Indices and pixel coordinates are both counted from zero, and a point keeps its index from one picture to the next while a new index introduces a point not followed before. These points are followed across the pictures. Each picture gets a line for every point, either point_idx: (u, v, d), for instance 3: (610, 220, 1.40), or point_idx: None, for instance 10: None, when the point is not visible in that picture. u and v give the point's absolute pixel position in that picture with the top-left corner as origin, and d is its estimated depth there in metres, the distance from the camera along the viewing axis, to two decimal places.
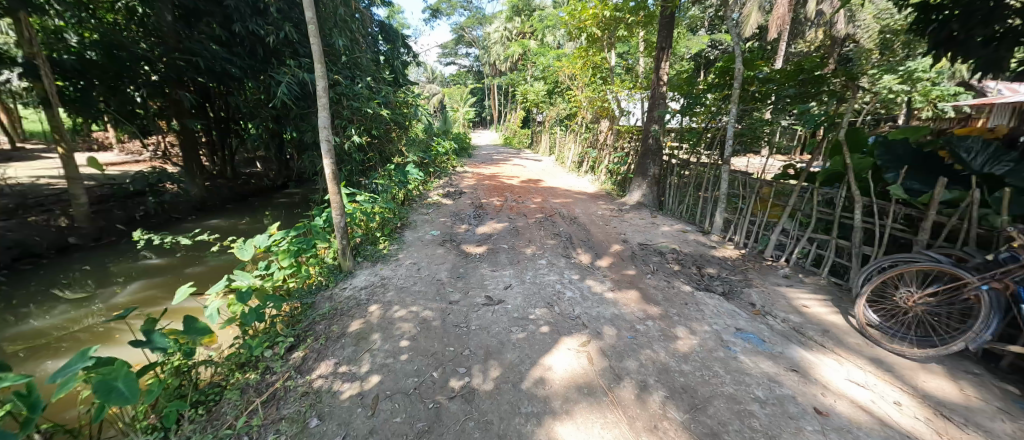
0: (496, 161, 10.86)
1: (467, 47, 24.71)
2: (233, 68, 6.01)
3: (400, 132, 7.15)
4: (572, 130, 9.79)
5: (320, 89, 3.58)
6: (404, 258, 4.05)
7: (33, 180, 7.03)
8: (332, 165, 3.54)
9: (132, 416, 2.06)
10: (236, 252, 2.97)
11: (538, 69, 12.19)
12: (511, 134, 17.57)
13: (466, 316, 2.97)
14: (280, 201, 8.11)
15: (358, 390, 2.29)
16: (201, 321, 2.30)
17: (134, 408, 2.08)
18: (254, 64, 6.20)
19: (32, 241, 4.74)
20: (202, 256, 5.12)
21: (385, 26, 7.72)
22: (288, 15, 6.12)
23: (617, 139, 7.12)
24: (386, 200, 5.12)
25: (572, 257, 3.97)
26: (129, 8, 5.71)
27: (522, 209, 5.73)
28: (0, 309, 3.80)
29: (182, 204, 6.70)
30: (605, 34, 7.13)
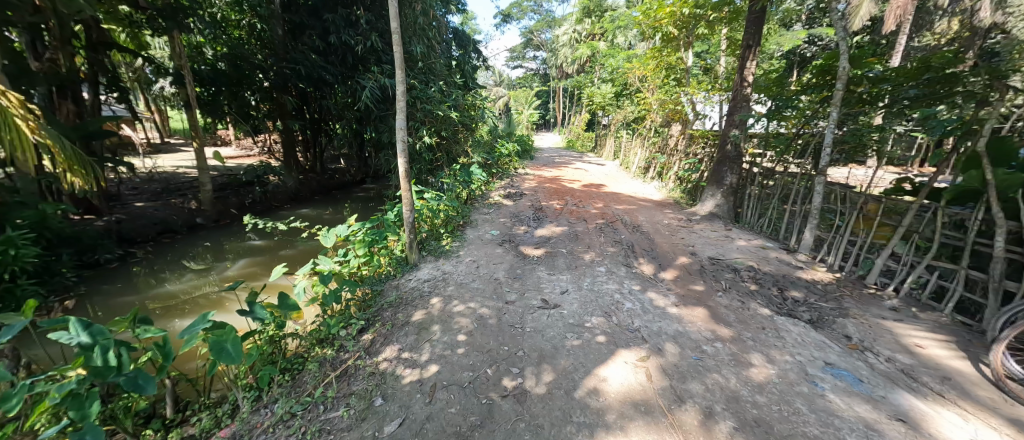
0: (558, 164, 10.72)
1: (534, 50, 24.92)
2: (328, 74, 6.62)
3: (468, 133, 7.31)
4: (640, 134, 9.38)
5: (400, 92, 3.73)
6: (465, 255, 4.10)
7: (174, 169, 8.36)
8: (406, 164, 3.67)
9: (236, 373, 2.31)
10: (320, 239, 3.21)
11: (607, 71, 11.90)
12: (574, 137, 17.32)
13: (521, 317, 2.92)
14: (357, 195, 8.59)
15: (418, 377, 2.34)
16: (293, 298, 2.48)
17: (236, 368, 2.32)
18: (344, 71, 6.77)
19: (173, 219, 5.59)
20: (292, 241, 5.62)
21: (459, 32, 8.24)
22: (375, 26, 6.64)
23: (689, 144, 6.69)
24: (450, 198, 5.24)
25: (634, 267, 3.75)
26: (250, 25, 6.68)
27: (583, 213, 5.58)
28: (146, 272, 4.60)
29: (280, 194, 7.38)
30: (682, 33, 6.76)
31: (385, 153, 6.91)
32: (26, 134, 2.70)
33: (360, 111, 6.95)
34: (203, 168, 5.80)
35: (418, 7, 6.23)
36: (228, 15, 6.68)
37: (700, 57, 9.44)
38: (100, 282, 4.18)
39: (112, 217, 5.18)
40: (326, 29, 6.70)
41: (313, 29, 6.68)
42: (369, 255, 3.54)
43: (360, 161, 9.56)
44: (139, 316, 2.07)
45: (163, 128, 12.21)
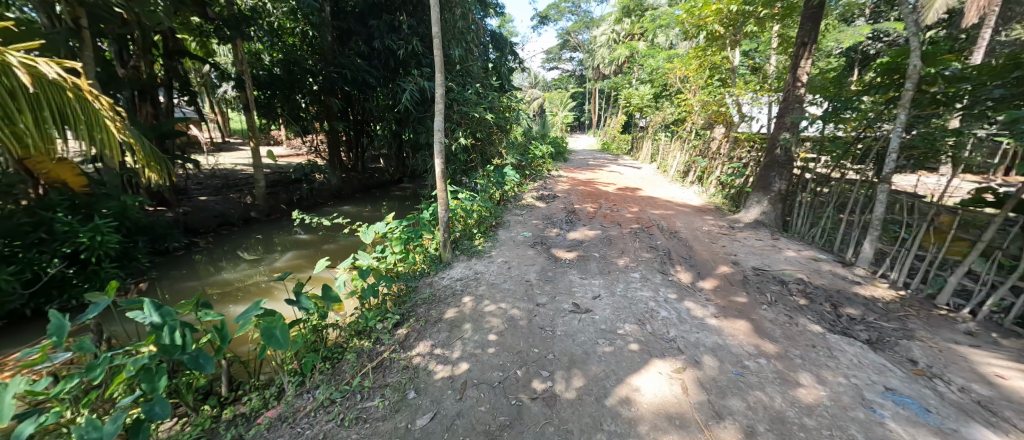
0: (593, 166, 10.54)
1: (570, 51, 24.72)
2: (371, 78, 6.90)
3: (502, 135, 7.36)
4: (679, 137, 9.04)
5: (438, 94, 3.80)
6: (496, 255, 4.12)
7: (231, 166, 9.00)
8: (442, 164, 3.74)
9: (283, 358, 2.44)
10: (361, 235, 3.34)
11: (646, 72, 11.57)
12: (609, 139, 16.98)
13: (552, 320, 2.89)
14: (394, 194, 8.85)
15: (449, 373, 2.37)
16: (335, 290, 2.59)
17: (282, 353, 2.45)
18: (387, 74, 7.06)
19: (231, 213, 6.02)
20: (334, 236, 5.88)
21: (497, 35, 8.33)
22: (417, 30, 6.83)
23: (734, 148, 6.37)
24: (483, 199, 5.29)
25: (671, 274, 3.61)
26: (303, 32, 7.09)
27: (617, 217, 5.44)
28: (206, 261, 4.98)
29: (325, 191, 7.75)
30: (730, 31, 6.45)
31: (422, 154, 7.08)
32: (114, 134, 2.98)
33: (399, 113, 7.17)
34: (257, 166, 6.20)
35: (457, 11, 6.38)
36: (283, 23, 7.12)
37: (747, 56, 8.97)
38: (168, 268, 4.58)
39: (180, 208, 5.64)
40: (370, 34, 6.99)
41: (359, 36, 6.98)
42: (405, 252, 3.63)
43: (398, 161, 9.71)
44: (202, 301, 2.24)
45: (224, 129, 13.18)
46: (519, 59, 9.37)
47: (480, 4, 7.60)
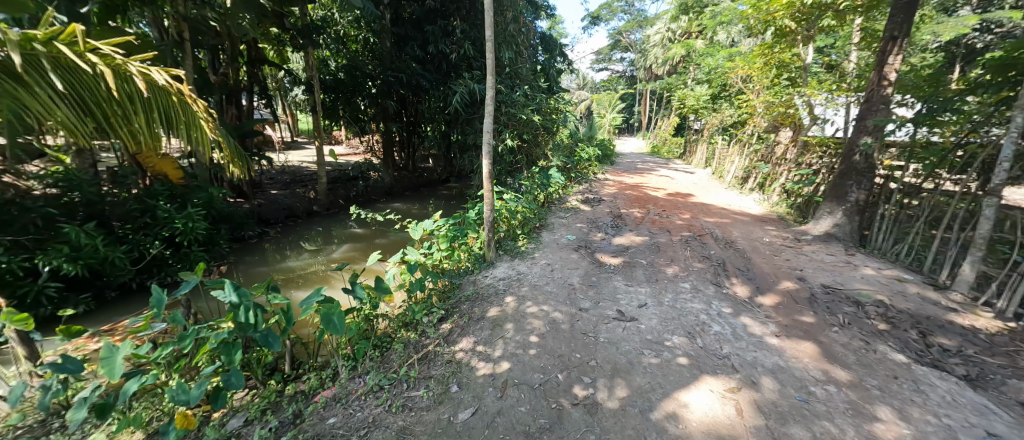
0: (641, 170, 10.18)
1: (622, 52, 24.13)
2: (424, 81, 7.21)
3: (549, 137, 7.35)
4: (738, 140, 8.47)
5: (488, 97, 3.89)
6: (540, 257, 4.12)
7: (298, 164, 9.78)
8: (489, 165, 3.81)
9: (337, 343, 2.62)
10: (410, 231, 3.50)
11: (704, 71, 10.99)
12: (660, 142, 16.33)
13: (595, 326, 2.84)
14: (441, 193, 9.14)
15: (491, 371, 2.41)
16: (387, 282, 2.73)
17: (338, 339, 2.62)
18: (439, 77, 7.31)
19: (297, 206, 6.57)
20: (385, 231, 6.20)
21: (546, 37, 8.37)
22: (470, 34, 7.03)
23: (802, 153, 5.86)
24: (528, 200, 5.32)
25: (725, 287, 3.40)
26: (366, 39, 7.55)
27: (667, 224, 5.22)
28: (275, 249, 5.47)
29: (379, 189, 8.19)
30: (802, 26, 5.95)
31: (469, 155, 7.25)
32: (206, 132, 3.39)
33: (450, 114, 7.41)
34: (320, 164, 6.69)
35: (508, 14, 6.51)
36: (348, 31, 7.65)
37: (820, 53, 8.23)
38: (243, 254, 5.09)
39: (255, 201, 6.23)
40: (425, 39, 7.31)
41: (416, 41, 7.30)
42: (451, 249, 3.75)
43: (446, 162, 9.97)
44: (272, 285, 2.46)
45: (293, 130, 14.35)
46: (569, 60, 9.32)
47: (531, 6, 7.67)
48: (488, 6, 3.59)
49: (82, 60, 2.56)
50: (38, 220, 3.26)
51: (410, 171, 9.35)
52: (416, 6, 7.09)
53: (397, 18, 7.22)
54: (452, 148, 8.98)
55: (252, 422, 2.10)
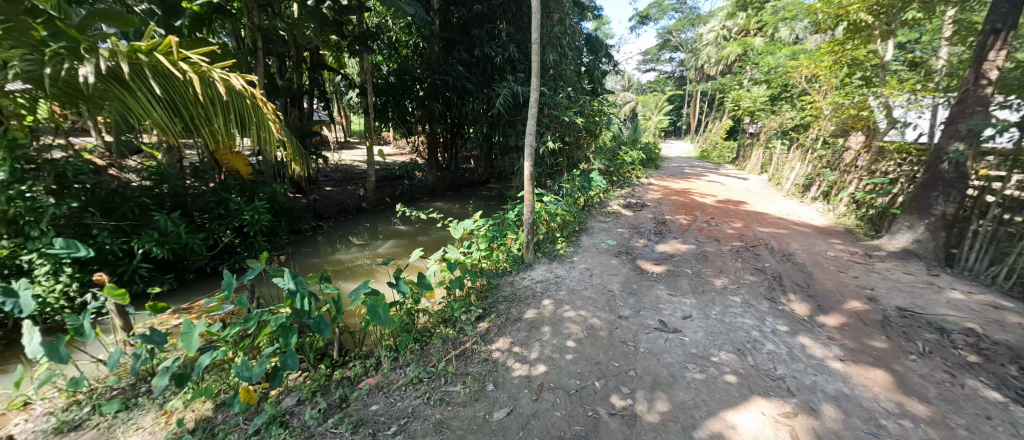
0: (688, 174, 9.73)
1: (671, 52, 23.25)
2: (469, 84, 7.38)
3: (591, 139, 7.23)
4: (800, 145, 7.84)
5: (532, 99, 3.90)
6: (578, 261, 4.06)
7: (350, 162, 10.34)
8: (531, 167, 3.82)
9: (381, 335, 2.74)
10: (451, 230, 3.59)
11: (762, 71, 10.33)
12: (709, 146, 15.52)
13: (635, 335, 2.75)
14: (481, 194, 9.27)
15: (526, 373, 2.41)
16: (428, 278, 2.82)
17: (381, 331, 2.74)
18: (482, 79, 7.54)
19: (348, 202, 6.95)
20: (427, 229, 6.39)
21: (592, 38, 8.32)
22: (516, 37, 7.10)
23: (877, 160, 5.34)
24: (568, 203, 5.27)
25: (781, 304, 3.16)
26: (415, 44, 7.85)
27: (716, 232, 4.95)
28: (327, 242, 5.82)
29: (423, 188, 8.47)
30: (881, 20, 5.40)
31: (511, 156, 7.31)
32: (274, 132, 3.57)
33: (492, 117, 7.52)
34: (369, 163, 7.00)
35: (554, 17, 6.52)
36: (400, 37, 8.00)
37: (901, 49, 7.45)
38: (300, 245, 5.46)
39: (312, 196, 6.67)
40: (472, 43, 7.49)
41: (463, 45, 7.50)
42: (490, 249, 3.81)
43: (486, 163, 9.92)
44: (325, 275, 2.62)
45: (346, 130, 15.18)
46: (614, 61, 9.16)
47: (578, 8, 7.62)
48: (536, 8, 3.60)
49: (176, 67, 2.93)
50: (135, 209, 3.65)
51: (451, 172, 9.42)
52: (464, 10, 7.30)
53: (445, 23, 7.62)
54: (494, 149, 9.00)
55: (304, 402, 2.24)
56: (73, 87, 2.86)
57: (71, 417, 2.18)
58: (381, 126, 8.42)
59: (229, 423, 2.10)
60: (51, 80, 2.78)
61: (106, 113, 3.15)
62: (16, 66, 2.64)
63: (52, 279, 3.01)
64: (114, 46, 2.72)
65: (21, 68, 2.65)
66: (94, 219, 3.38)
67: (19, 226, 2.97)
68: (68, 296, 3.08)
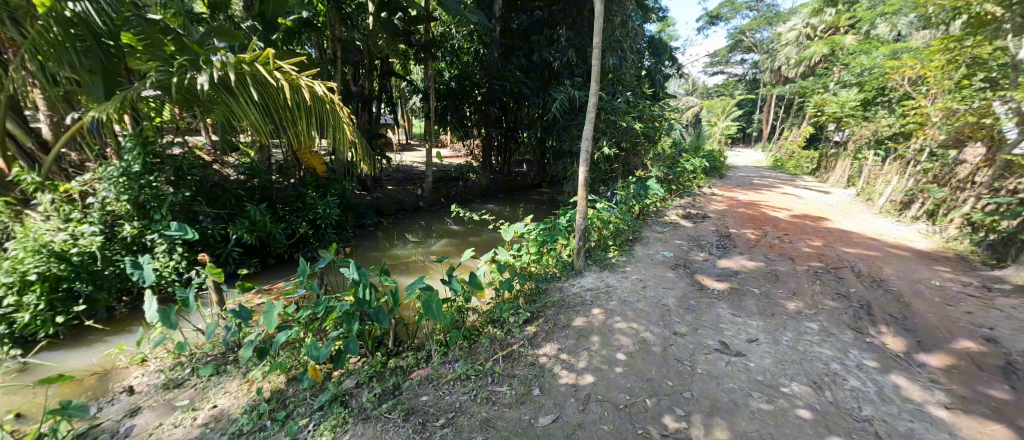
0: (757, 185, 8.98)
1: (744, 53, 21.68)
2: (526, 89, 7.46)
3: (650, 146, 6.95)
4: (899, 157, 6.94)
5: (590, 104, 3.82)
6: (631, 271, 3.92)
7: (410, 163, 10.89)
8: (586, 173, 3.75)
9: (432, 329, 2.85)
10: (502, 232, 3.64)
11: (853, 72, 9.28)
12: (783, 155, 14.21)
13: (692, 354, 2.59)
14: (534, 197, 9.29)
15: (573, 382, 2.37)
16: (480, 278, 2.88)
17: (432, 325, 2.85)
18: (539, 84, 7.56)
19: (407, 201, 7.32)
20: (479, 230, 6.54)
21: (655, 42, 8.14)
22: (576, 41, 7.06)
23: (1003, 177, 4.58)
24: (622, 211, 5.10)
25: (869, 335, 2.80)
26: (477, 51, 8.13)
27: (789, 250, 4.51)
28: (388, 237, 6.18)
29: (477, 189, 8.67)
30: (1014, 12, 4.50)
31: (565, 161, 7.26)
32: (347, 134, 3.74)
33: (548, 121, 7.54)
34: (428, 164, 7.30)
35: (616, 20, 6.41)
36: (462, 44, 8.30)
37: None
38: (363, 239, 5.86)
39: (375, 193, 7.11)
40: (531, 48, 7.57)
41: (523, 51, 7.60)
42: (539, 254, 3.82)
43: (539, 167, 9.90)
44: (385, 268, 2.78)
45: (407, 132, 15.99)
46: (676, 65, 8.96)
47: (641, 10, 7.40)
48: (597, 12, 3.54)
49: (270, 75, 3.30)
50: (232, 199, 4.20)
51: (504, 174, 9.52)
52: (525, 17, 7.43)
53: (506, 29, 7.75)
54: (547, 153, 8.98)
55: (362, 385, 2.40)
56: (192, 93, 3.35)
57: (175, 376, 2.53)
58: (440, 129, 8.74)
59: (298, 397, 2.30)
60: (176, 87, 3.26)
61: (213, 116, 3.64)
62: (152, 76, 3.14)
63: (167, 256, 3.48)
64: (224, 57, 3.13)
65: (156, 78, 3.09)
66: (200, 207, 3.89)
67: (146, 210, 3.50)
68: (178, 272, 3.53)
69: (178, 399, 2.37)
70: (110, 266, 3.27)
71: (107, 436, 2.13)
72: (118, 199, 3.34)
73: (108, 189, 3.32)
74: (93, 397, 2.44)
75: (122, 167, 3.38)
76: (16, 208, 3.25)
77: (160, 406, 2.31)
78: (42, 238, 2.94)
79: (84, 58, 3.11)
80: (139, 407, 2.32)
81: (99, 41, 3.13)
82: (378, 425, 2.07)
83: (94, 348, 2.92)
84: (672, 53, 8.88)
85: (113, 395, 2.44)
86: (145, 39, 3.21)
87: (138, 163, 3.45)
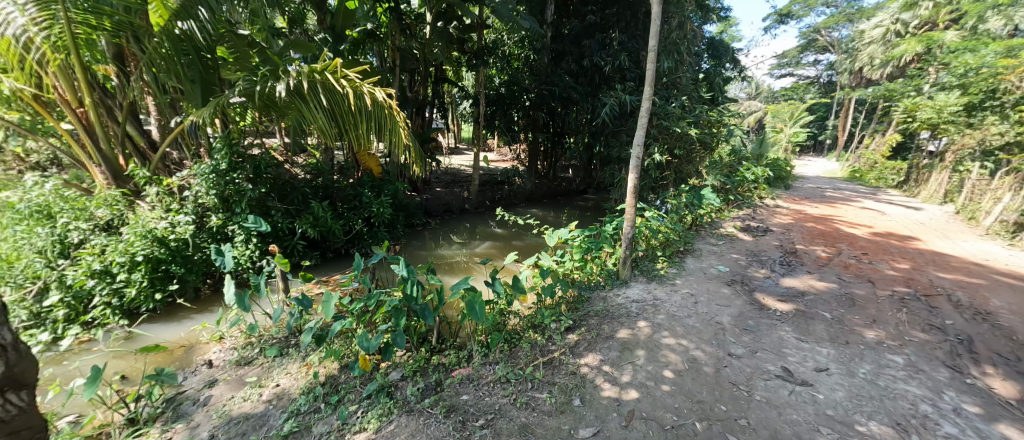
0: (829, 198, 8.22)
1: (817, 53, 19.97)
2: (576, 94, 7.43)
3: (706, 153, 6.61)
4: (1016, 171, 6.03)
5: (643, 108, 3.72)
6: (681, 284, 3.75)
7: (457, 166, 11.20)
8: (635, 180, 3.65)
9: (473, 330, 2.91)
10: (546, 238, 3.65)
11: (959, 73, 8.27)
12: (863, 166, 12.83)
13: (748, 378, 2.44)
14: (579, 203, 9.18)
15: (617, 396, 2.32)
16: (523, 282, 2.91)
17: (474, 326, 2.91)
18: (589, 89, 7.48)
19: (453, 202, 7.55)
20: (523, 234, 6.58)
21: (713, 43, 7.85)
22: (627, 45, 6.95)
23: None
24: (673, 220, 4.91)
25: (969, 376, 2.47)
26: (526, 57, 8.23)
27: (868, 272, 4.08)
28: (437, 238, 6.39)
29: (522, 193, 8.74)
30: None
31: (612, 168, 7.12)
32: (402, 137, 3.93)
33: (597, 126, 7.46)
34: (476, 167, 7.47)
35: (673, 22, 6.22)
36: (513, 50, 8.45)
37: None
38: (413, 238, 6.12)
39: (425, 195, 7.40)
40: (582, 53, 7.53)
41: (573, 56, 7.58)
42: (583, 261, 3.78)
43: (585, 173, 9.77)
44: (432, 268, 2.89)
45: (456, 135, 16.44)
46: (738, 68, 8.55)
47: (700, 10, 7.11)
48: (654, 14, 3.44)
49: (337, 83, 3.58)
50: (300, 196, 4.60)
51: (550, 180, 9.50)
52: (576, 22, 7.42)
53: (557, 35, 7.79)
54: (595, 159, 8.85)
55: (407, 378, 2.51)
56: (272, 100, 3.71)
57: (246, 354, 2.79)
58: (489, 134, 8.92)
59: (349, 384, 2.46)
60: (260, 95, 3.63)
61: (287, 120, 4.00)
62: (239, 84, 3.53)
63: (244, 245, 3.86)
64: (299, 67, 3.49)
65: (243, 86, 3.48)
66: (273, 202, 4.29)
67: (229, 204, 3.92)
68: (252, 260, 3.89)
69: (246, 375, 2.62)
70: (199, 251, 3.70)
71: (189, 402, 2.40)
72: (208, 193, 3.76)
73: (200, 184, 3.78)
74: (180, 367, 2.76)
75: (212, 165, 3.80)
76: (131, 198, 3.78)
77: (232, 380, 2.57)
78: (149, 225, 3.41)
79: (188, 69, 3.55)
80: (216, 380, 2.59)
81: (199, 54, 3.59)
82: (421, 419, 2.16)
83: (182, 324, 3.31)
84: (734, 54, 8.45)
85: (195, 367, 2.75)
86: (236, 52, 3.66)
87: (225, 162, 3.84)
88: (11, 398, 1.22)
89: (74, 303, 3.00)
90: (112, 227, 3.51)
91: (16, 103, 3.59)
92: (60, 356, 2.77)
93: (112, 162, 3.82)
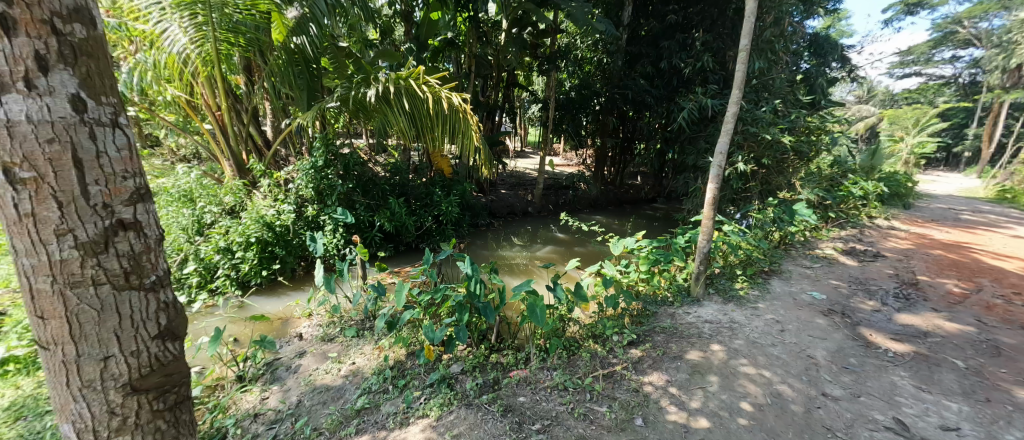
0: (965, 223, 6.88)
1: (956, 49, 16.90)
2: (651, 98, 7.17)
3: (802, 163, 5.92)
4: None
5: (730, 113, 3.44)
6: (765, 309, 3.42)
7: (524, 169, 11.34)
8: (715, 190, 3.40)
9: (532, 333, 2.94)
10: (612, 245, 3.51)
11: None
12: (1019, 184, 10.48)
13: (847, 426, 2.14)
14: (648, 213, 8.79)
15: (685, 422, 2.18)
16: (585, 290, 2.84)
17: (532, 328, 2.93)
18: (666, 93, 7.14)
19: (518, 205, 7.70)
20: (587, 241, 6.47)
21: (814, 40, 7.11)
22: (712, 46, 6.53)
23: None
24: (756, 236, 4.50)
25: None
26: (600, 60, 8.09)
27: (1020, 318, 3.35)
28: (502, 240, 6.53)
29: (588, 199, 8.60)
30: None
31: (687, 176, 6.72)
32: (474, 140, 4.09)
33: (672, 132, 7.11)
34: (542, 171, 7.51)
35: (768, 19, 5.72)
36: (586, 54, 8.36)
37: None
38: (478, 237, 6.33)
39: (491, 196, 7.62)
40: (659, 55, 7.20)
41: (648, 58, 7.32)
42: (649, 274, 3.65)
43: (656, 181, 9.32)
44: (495, 267, 2.95)
45: (525, 139, 16.59)
46: (845, 67, 7.62)
47: (803, 4, 6.40)
48: (747, 11, 3.19)
49: (420, 88, 3.84)
50: (380, 193, 5.01)
51: (618, 187, 9.21)
52: (656, 22, 7.12)
53: (634, 37, 7.54)
54: (668, 167, 8.42)
55: (467, 372, 2.62)
56: (362, 105, 4.06)
57: (329, 331, 3.11)
58: (556, 137, 8.93)
59: (415, 370, 2.62)
60: (352, 100, 3.99)
61: (372, 123, 4.36)
62: (337, 91, 3.94)
63: (333, 235, 4.30)
64: (388, 75, 3.80)
65: (340, 92, 3.86)
66: (357, 197, 4.70)
67: (322, 197, 4.39)
68: (337, 248, 4.33)
69: (329, 350, 2.91)
70: (298, 237, 4.20)
71: (284, 369, 2.73)
72: (306, 186, 4.29)
73: (301, 178, 4.32)
74: (277, 336, 3.18)
75: (312, 162, 4.36)
76: (249, 188, 4.44)
77: (318, 354, 2.88)
78: (261, 212, 3.97)
79: (298, 79, 4.03)
80: (305, 351, 2.92)
81: (308, 65, 3.99)
82: (479, 414, 2.23)
83: (280, 298, 3.79)
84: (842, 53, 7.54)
85: (289, 338, 3.14)
86: (335, 62, 4.26)
87: (321, 159, 4.37)
88: (170, 347, 1.30)
89: (204, 272, 3.60)
90: (235, 212, 4.14)
91: (174, 108, 4.41)
92: (194, 316, 3.35)
93: (237, 157, 4.52)
